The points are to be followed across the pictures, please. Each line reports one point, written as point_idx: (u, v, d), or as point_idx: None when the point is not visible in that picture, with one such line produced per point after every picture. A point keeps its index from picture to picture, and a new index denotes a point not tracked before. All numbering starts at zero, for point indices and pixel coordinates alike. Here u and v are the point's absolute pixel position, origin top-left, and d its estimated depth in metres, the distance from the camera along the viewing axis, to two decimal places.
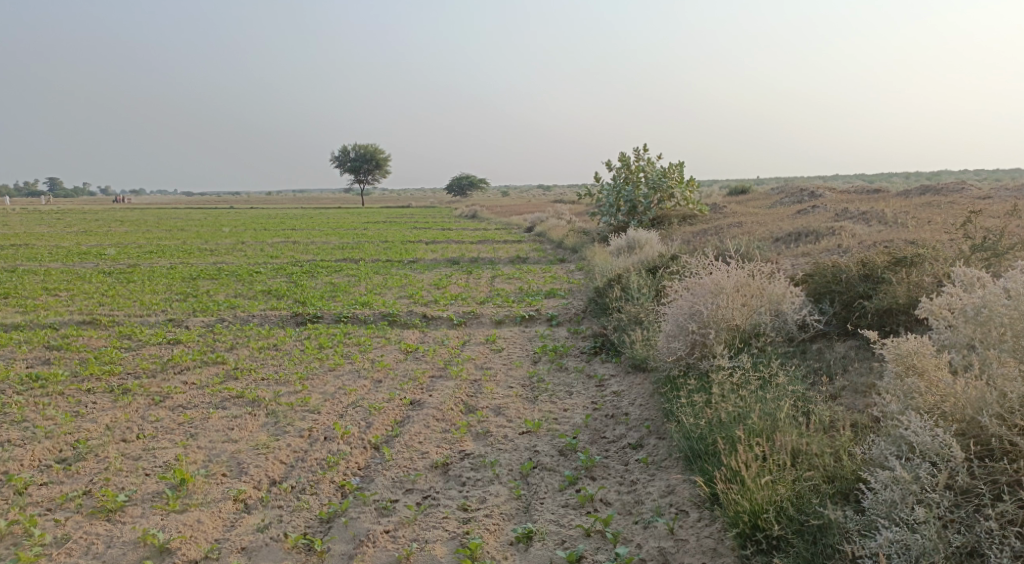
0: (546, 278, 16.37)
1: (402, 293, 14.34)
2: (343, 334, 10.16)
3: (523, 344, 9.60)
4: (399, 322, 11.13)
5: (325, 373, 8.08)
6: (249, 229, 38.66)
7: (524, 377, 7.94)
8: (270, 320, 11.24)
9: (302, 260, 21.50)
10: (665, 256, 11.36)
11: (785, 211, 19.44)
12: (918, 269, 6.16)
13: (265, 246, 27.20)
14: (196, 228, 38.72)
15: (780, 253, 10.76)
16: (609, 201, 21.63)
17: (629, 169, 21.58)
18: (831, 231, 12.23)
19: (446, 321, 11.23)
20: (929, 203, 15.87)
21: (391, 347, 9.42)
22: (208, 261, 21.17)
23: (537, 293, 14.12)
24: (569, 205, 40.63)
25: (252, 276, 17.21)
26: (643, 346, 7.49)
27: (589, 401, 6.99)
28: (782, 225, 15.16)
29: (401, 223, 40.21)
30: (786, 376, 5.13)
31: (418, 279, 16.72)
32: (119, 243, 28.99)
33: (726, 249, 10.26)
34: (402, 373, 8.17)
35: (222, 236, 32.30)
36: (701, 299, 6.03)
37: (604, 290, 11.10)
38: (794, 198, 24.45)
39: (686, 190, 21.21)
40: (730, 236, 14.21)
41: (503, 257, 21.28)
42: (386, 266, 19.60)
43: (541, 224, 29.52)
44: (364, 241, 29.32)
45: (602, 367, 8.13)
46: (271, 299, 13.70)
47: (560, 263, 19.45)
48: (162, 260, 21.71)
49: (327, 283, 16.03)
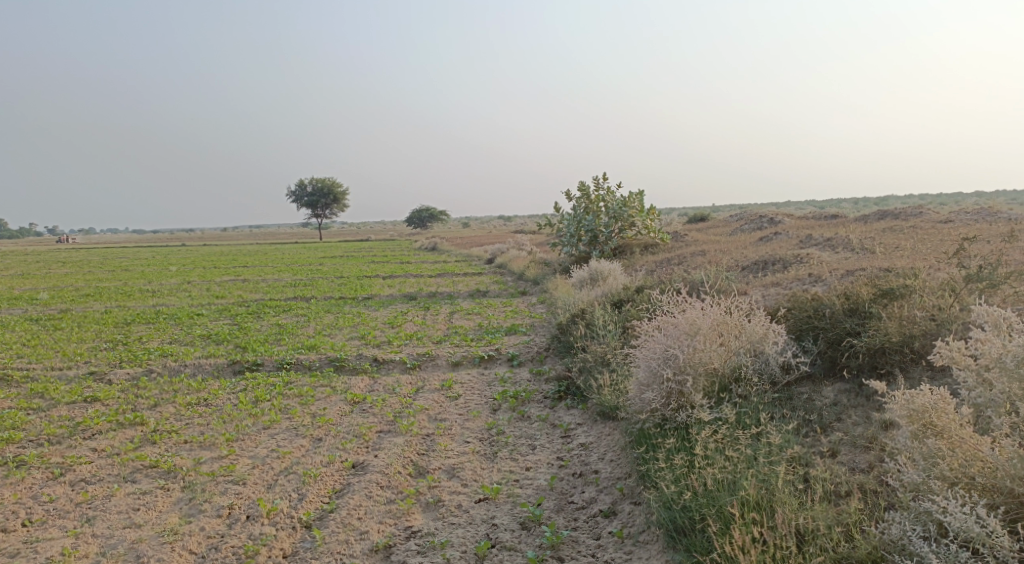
0: (507, 313, 15.68)
1: (353, 334, 13.46)
2: (284, 384, 9.27)
3: (482, 388, 8.83)
4: (348, 368, 10.28)
5: (259, 432, 7.21)
6: (199, 267, 37.27)
7: (482, 428, 7.16)
8: (205, 370, 10.28)
9: (250, 300, 20.45)
10: (630, 289, 10.78)
11: (748, 238, 19.16)
12: (908, 302, 5.64)
13: (212, 286, 26.00)
14: (143, 268, 37.17)
15: (750, 283, 10.26)
16: (569, 231, 21.12)
17: (589, 199, 21.19)
18: (799, 259, 11.82)
19: (399, 364, 10.41)
20: (892, 227, 15.73)
21: (336, 398, 8.57)
22: (148, 305, 19.97)
23: (497, 329, 13.38)
24: (529, 235, 40.20)
25: (193, 320, 16.14)
26: (611, 392, 6.80)
27: (554, 456, 6.25)
28: (748, 253, 14.78)
29: (358, 258, 39.29)
30: (777, 431, 4.56)
31: (373, 317, 15.86)
32: (56, 287, 27.48)
33: (694, 281, 9.71)
34: (346, 428, 7.33)
35: (168, 276, 31.01)
36: (675, 342, 5.38)
37: (567, 327, 10.43)
38: (756, 223, 24.35)
39: (647, 218, 20.86)
40: (696, 266, 13.75)
41: (463, 291, 20.54)
42: (339, 304, 18.70)
43: (501, 255, 28.89)
44: (319, 277, 28.29)
45: (567, 414, 7.41)
46: (210, 345, 12.70)
47: (521, 296, 18.78)
48: (98, 304, 20.44)
49: (275, 325, 15.07)
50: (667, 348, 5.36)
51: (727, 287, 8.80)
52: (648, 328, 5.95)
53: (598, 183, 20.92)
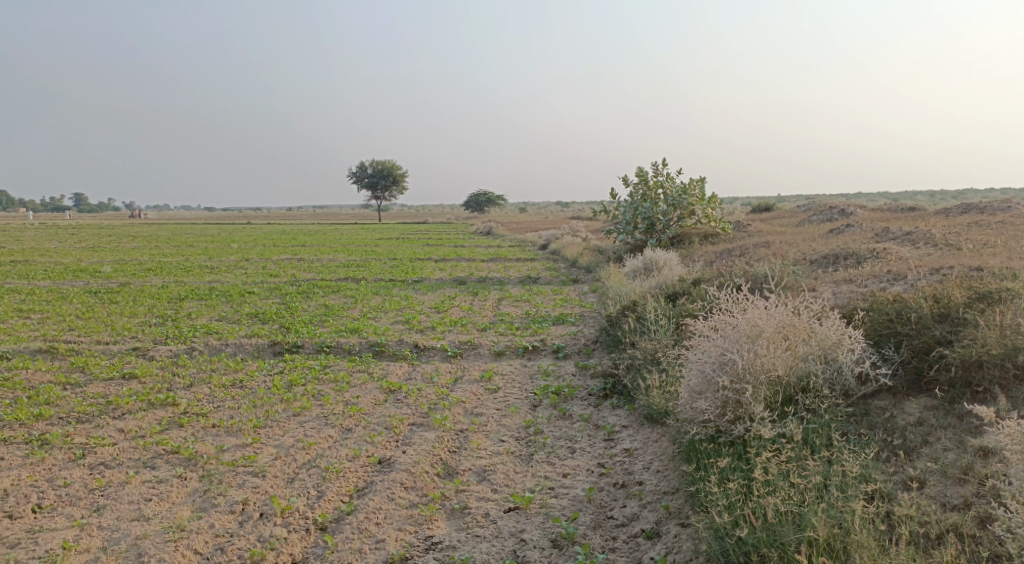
0: (557, 301, 15.16)
1: (398, 318, 13.16)
2: (320, 369, 9.00)
3: (523, 381, 8.36)
4: (388, 354, 9.94)
5: (287, 419, 6.92)
6: (258, 245, 37.86)
7: (519, 426, 6.70)
8: (244, 350, 10.11)
9: (301, 279, 20.46)
10: (686, 282, 10.14)
11: (815, 230, 18.07)
12: (1010, 308, 4.90)
13: (268, 264, 26.26)
14: (204, 245, 37.97)
15: (819, 279, 9.46)
16: (625, 218, 20.40)
17: (647, 185, 20.41)
18: (874, 255, 10.90)
19: (440, 352, 10.04)
20: (977, 222, 14.54)
21: (372, 386, 8.22)
22: (203, 281, 20.19)
23: (545, 319, 12.87)
24: (586, 220, 39.42)
25: (243, 298, 16.13)
26: (660, 394, 6.25)
27: (594, 462, 5.74)
28: (816, 246, 13.86)
29: (413, 240, 39.28)
30: (853, 458, 3.98)
31: (419, 301, 15.56)
32: (120, 260, 28.24)
33: (755, 275, 9.00)
34: (377, 419, 6.97)
35: (227, 253, 31.46)
36: (732, 345, 4.79)
37: (618, 320, 9.86)
38: (825, 214, 23.10)
39: (708, 207, 19.96)
40: (758, 259, 12.94)
41: (514, 277, 20.07)
42: (388, 286, 18.49)
43: (555, 241, 28.31)
44: (372, 258, 28.27)
45: (612, 415, 6.90)
46: (254, 324, 12.57)
47: (573, 284, 18.21)
48: (156, 279, 20.78)
49: (322, 306, 14.91)
50: (723, 352, 4.77)
51: (793, 283, 8.08)
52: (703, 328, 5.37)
53: (658, 168, 20.10)
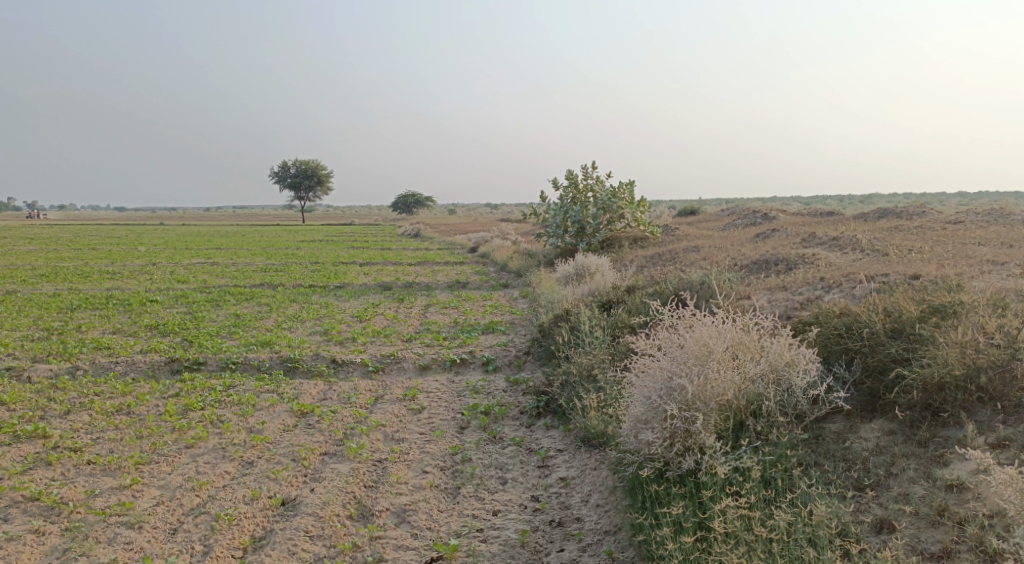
0: (486, 308, 14.59)
1: (315, 329, 12.27)
2: (223, 390, 8.11)
3: (450, 399, 7.73)
4: (301, 371, 9.11)
5: (178, 453, 6.07)
6: (170, 249, 35.70)
7: (444, 454, 6.06)
8: (137, 370, 9.08)
9: (213, 286, 19.19)
10: (620, 289, 9.74)
11: (742, 234, 18.13)
12: (965, 322, 4.60)
13: (178, 269, 24.66)
14: (111, 248, 35.56)
15: (754, 286, 9.19)
16: (555, 222, 20.02)
17: (576, 188, 20.10)
18: (805, 260, 10.77)
19: (359, 366, 9.28)
20: (897, 226, 14.80)
21: (281, 408, 7.41)
22: (103, 288, 18.64)
23: (474, 328, 12.26)
24: (515, 224, 39.03)
25: (144, 308, 14.84)
26: (598, 416, 5.74)
27: (527, 494, 5.19)
28: (745, 250, 13.79)
29: (338, 243, 37.93)
30: (822, 506, 3.66)
31: (340, 309, 14.67)
32: (11, 265, 25.94)
33: (693, 282, 8.64)
34: (284, 449, 6.19)
35: (134, 257, 29.47)
36: (680, 368, 4.30)
37: (550, 330, 9.35)
38: (749, 218, 23.40)
39: (637, 211, 19.81)
40: (690, 264, 12.71)
41: (441, 282, 19.37)
42: (307, 292, 17.48)
43: (484, 245, 27.74)
44: (293, 263, 26.99)
45: (546, 438, 6.36)
46: (154, 337, 11.46)
47: (502, 289, 17.67)
48: (49, 286, 19.07)
49: (232, 316, 13.84)
50: (670, 376, 4.28)
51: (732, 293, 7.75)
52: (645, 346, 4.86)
53: (588, 171, 19.79)
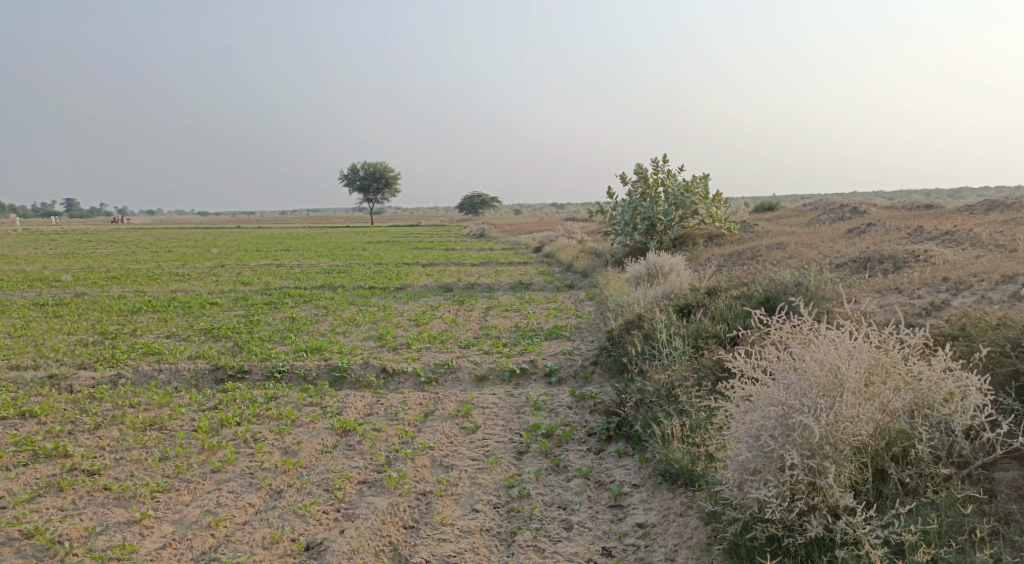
0: (550, 311, 13.68)
1: (369, 334, 11.62)
2: (263, 403, 7.46)
3: (508, 416, 6.86)
4: (349, 382, 8.40)
5: (201, 479, 5.41)
6: (241, 250, 36.17)
7: (499, 488, 5.18)
8: (180, 379, 8.56)
9: (275, 287, 18.94)
10: (699, 292, 8.68)
11: (831, 230, 16.63)
12: None
13: (243, 271, 24.72)
14: (185, 250, 36.28)
15: (859, 289, 7.98)
16: (624, 219, 18.90)
17: (646, 183, 18.95)
18: (916, 259, 9.41)
19: (411, 377, 8.51)
20: (1015, 218, 13.13)
21: (320, 425, 6.68)
22: (168, 290, 18.63)
23: (537, 333, 11.36)
24: (581, 223, 37.97)
25: (203, 310, 14.56)
26: (682, 448, 4.76)
27: (598, 548, 4.31)
28: (838, 247, 12.44)
29: (403, 243, 37.68)
30: None
31: (398, 312, 14.03)
32: (88, 267, 26.54)
33: (786, 284, 7.52)
34: (317, 476, 5.44)
35: (203, 258, 29.90)
36: (799, 402, 3.27)
37: (620, 337, 8.37)
38: (835, 213, 21.71)
39: (712, 206, 18.53)
40: (777, 262, 11.48)
41: (505, 283, 18.54)
42: (366, 294, 16.95)
43: (550, 244, 26.82)
44: (357, 264, 26.69)
45: (618, 469, 5.42)
46: (205, 342, 11.03)
47: (568, 291, 16.72)
48: (117, 288, 19.23)
49: (288, 319, 13.37)
50: (787, 412, 3.25)
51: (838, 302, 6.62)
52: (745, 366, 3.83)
53: (658, 165, 18.58)
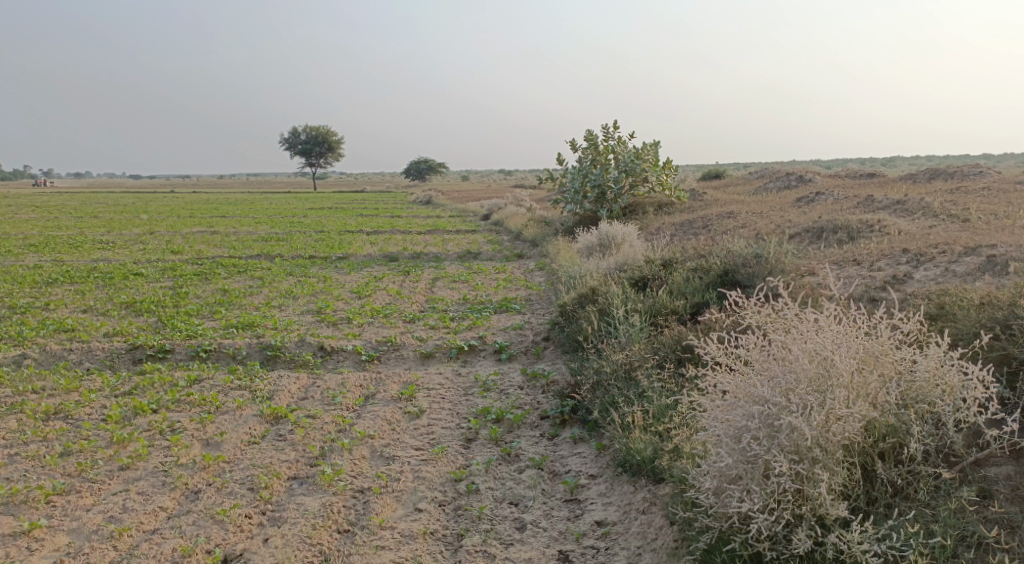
0: (499, 281, 13.19)
1: (307, 308, 10.94)
2: (184, 387, 6.80)
3: (455, 398, 6.41)
4: (283, 361, 7.77)
5: (106, 478, 4.77)
6: (174, 216, 34.44)
7: (443, 481, 4.73)
8: (92, 361, 7.79)
9: (208, 257, 17.90)
10: (654, 263, 8.33)
11: (780, 199, 16.53)
12: None
13: (175, 239, 23.41)
14: (113, 216, 34.33)
15: (816, 259, 7.74)
16: (574, 186, 18.46)
17: (596, 150, 18.52)
18: (870, 229, 9.26)
19: (350, 355, 7.94)
20: (961, 188, 13.18)
21: (248, 412, 6.08)
22: (90, 259, 17.42)
23: (485, 305, 10.87)
24: (530, 190, 37.41)
25: (126, 282, 13.55)
26: (643, 439, 4.41)
27: (555, 548, 3.95)
28: (790, 216, 12.29)
29: (346, 210, 36.48)
30: None
31: (339, 284, 13.33)
32: (3, 234, 24.76)
33: (745, 256, 7.22)
34: (240, 472, 4.87)
35: (133, 226, 28.27)
36: (786, 400, 3.06)
37: (573, 312, 7.97)
38: (783, 181, 21.73)
39: (662, 173, 18.26)
40: (731, 232, 11.24)
41: (452, 252, 17.95)
42: (305, 264, 16.13)
43: (499, 211, 26.24)
44: (297, 231, 25.61)
45: (574, 457, 5.01)
46: (125, 318, 10.19)
47: (517, 260, 16.25)
48: (33, 257, 17.87)
49: (220, 291, 12.54)
50: (773, 414, 3.04)
51: (802, 280, 6.36)
52: (721, 351, 3.56)
53: (609, 131, 18.15)
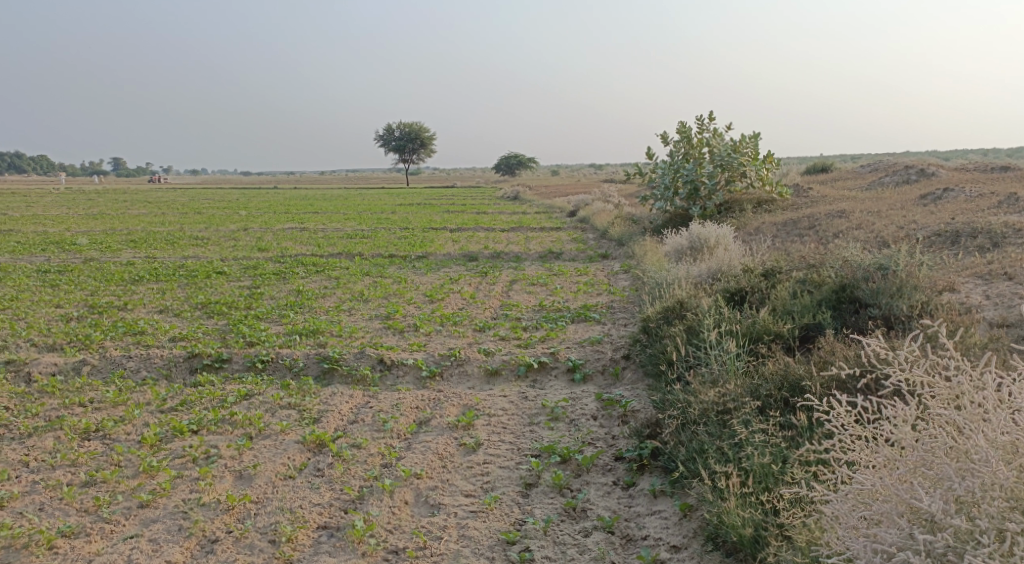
0: (581, 285, 12.31)
1: (376, 313, 10.43)
2: (230, 404, 6.35)
3: (518, 429, 5.63)
4: (340, 376, 7.23)
5: (121, 518, 4.31)
6: (270, 213, 35.24)
7: (493, 543, 3.98)
8: (149, 370, 7.49)
9: (291, 255, 17.88)
10: (754, 272, 7.28)
11: (898, 195, 14.83)
12: None
13: (264, 235, 23.72)
14: (214, 213, 35.51)
15: (953, 273, 6.52)
16: (664, 182, 17.31)
17: (689, 142, 17.29)
18: (1019, 233, 7.83)
19: (410, 369, 7.32)
20: None
21: (290, 438, 5.53)
22: (180, 256, 17.72)
23: (563, 313, 10.03)
24: (621, 185, 36.12)
25: (206, 281, 13.53)
26: (744, 510, 3.51)
27: None
28: (914, 217, 10.80)
29: (435, 206, 36.34)
30: None
31: (413, 286, 12.81)
32: (111, 229, 25.85)
33: (866, 269, 6.11)
34: (263, 517, 4.30)
35: (228, 222, 29.08)
36: (968, 522, 2.40)
37: (658, 327, 7.04)
38: (901, 175, 19.69)
39: (763, 167, 16.83)
40: (843, 236, 9.93)
41: (534, 252, 17.18)
42: (383, 264, 15.77)
43: (586, 208, 25.25)
44: (383, 228, 25.51)
45: (653, 518, 4.13)
46: (195, 321, 9.98)
47: (601, 262, 15.32)
48: (129, 253, 18.36)
49: (294, 293, 12.24)
50: (950, 545, 2.39)
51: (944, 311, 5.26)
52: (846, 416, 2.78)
53: (704, 123, 16.89)
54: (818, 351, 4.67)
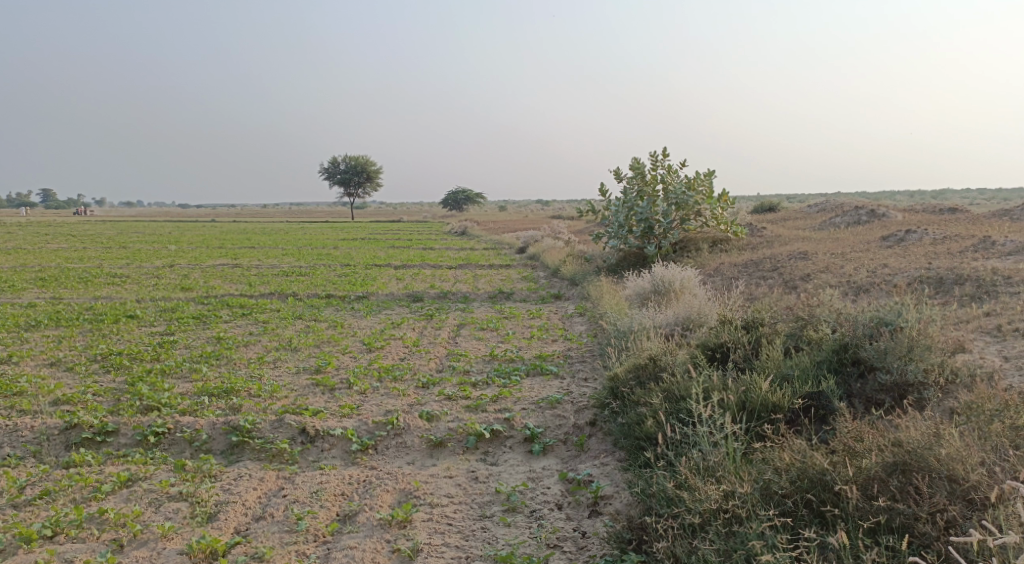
0: (534, 330, 11.31)
1: (305, 366, 9.17)
2: (105, 495, 5.08)
3: (470, 527, 4.57)
4: (252, 451, 6.01)
5: None
6: (202, 247, 33.19)
7: None
8: (12, 445, 6.10)
9: (217, 295, 16.34)
10: (733, 323, 6.40)
11: (857, 236, 14.42)
12: None
13: (191, 272, 22.01)
14: (140, 248, 33.30)
15: (956, 330, 5.82)
16: (617, 220, 16.58)
17: (643, 179, 16.67)
18: (1009, 282, 7.23)
19: (336, 441, 6.15)
20: None
21: (172, 547, 4.36)
22: (91, 297, 15.98)
23: (517, 365, 8.98)
24: (569, 221, 35.59)
25: (113, 327, 11.98)
26: None
27: None
28: (884, 260, 10.22)
29: (378, 241, 35.00)
30: None
31: (349, 332, 11.58)
32: (19, 266, 23.63)
33: (868, 326, 5.32)
34: None
35: (154, 258, 27.11)
36: None
37: (628, 389, 6.08)
38: (853, 215, 19.49)
39: (718, 206, 16.32)
40: (815, 281, 9.24)
41: (482, 292, 16.16)
42: (319, 306, 14.45)
43: (535, 245, 24.38)
44: (322, 265, 24.06)
45: None
46: (88, 378, 8.54)
47: (554, 303, 14.41)
48: (32, 293, 16.55)
49: (213, 341, 10.85)
50: None
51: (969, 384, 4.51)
52: None
53: (657, 160, 16.32)
54: (841, 433, 3.86)
